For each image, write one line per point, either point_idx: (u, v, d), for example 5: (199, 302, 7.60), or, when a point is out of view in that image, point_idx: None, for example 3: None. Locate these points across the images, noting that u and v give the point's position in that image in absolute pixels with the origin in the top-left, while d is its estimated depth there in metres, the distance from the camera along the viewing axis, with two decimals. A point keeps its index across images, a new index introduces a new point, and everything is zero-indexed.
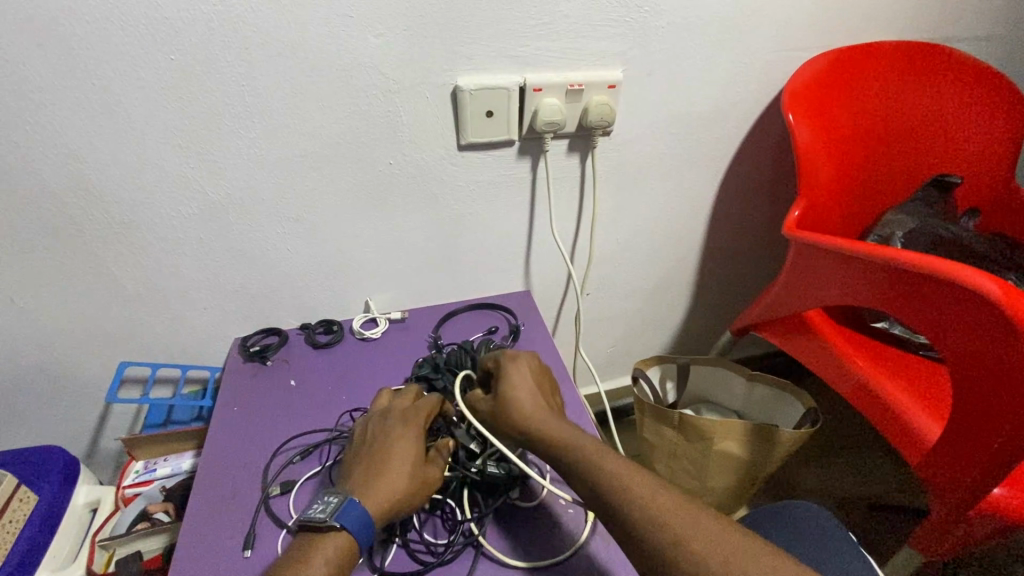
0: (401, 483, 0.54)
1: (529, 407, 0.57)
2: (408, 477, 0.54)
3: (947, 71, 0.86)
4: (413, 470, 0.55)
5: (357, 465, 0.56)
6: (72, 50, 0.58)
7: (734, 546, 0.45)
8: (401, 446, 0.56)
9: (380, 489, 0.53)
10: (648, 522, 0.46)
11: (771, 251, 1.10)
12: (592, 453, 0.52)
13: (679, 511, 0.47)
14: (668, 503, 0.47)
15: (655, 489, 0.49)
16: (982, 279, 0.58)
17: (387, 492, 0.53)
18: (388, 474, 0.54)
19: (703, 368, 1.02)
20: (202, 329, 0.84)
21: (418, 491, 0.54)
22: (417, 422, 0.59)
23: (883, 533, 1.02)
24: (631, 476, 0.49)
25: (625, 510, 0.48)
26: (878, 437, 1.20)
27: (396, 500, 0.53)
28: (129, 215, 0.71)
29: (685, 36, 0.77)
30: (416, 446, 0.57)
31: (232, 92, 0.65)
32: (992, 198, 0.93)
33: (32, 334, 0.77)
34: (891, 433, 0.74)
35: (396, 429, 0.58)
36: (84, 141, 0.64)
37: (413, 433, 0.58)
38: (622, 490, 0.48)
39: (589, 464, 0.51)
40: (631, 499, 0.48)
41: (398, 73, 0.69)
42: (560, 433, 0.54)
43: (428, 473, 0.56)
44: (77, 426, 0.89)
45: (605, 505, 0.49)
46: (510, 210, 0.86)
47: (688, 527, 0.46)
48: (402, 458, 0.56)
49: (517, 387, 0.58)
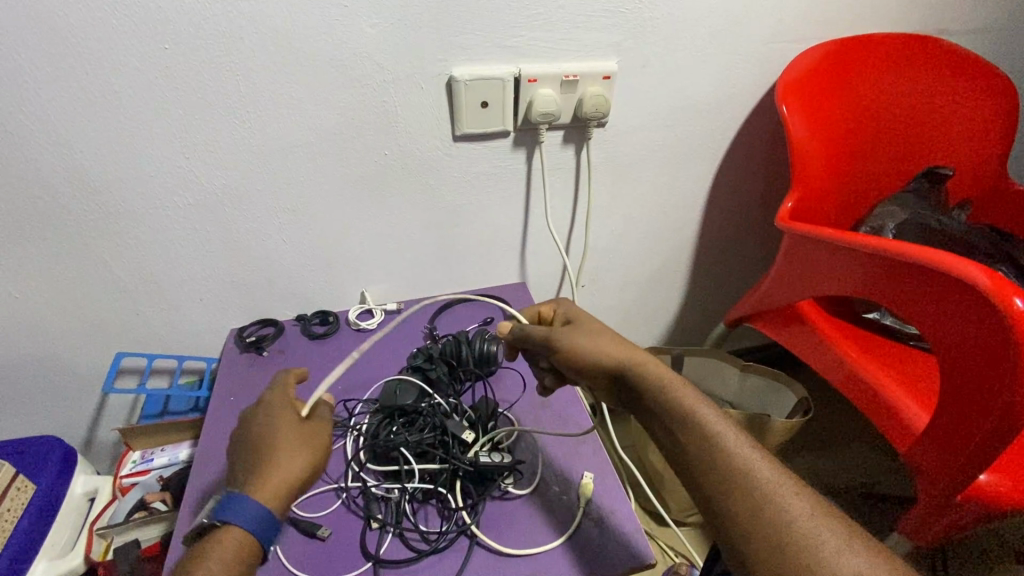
0: (287, 450, 0.52)
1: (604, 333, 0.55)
2: (291, 451, 0.52)
3: (940, 64, 0.87)
4: (293, 440, 0.53)
5: (235, 463, 0.52)
6: (64, 38, 0.58)
7: (850, 535, 0.41)
8: (273, 426, 0.54)
9: (270, 465, 0.50)
10: (748, 492, 0.43)
11: (765, 242, 1.10)
12: (696, 404, 0.48)
13: (787, 486, 0.43)
14: (776, 476, 0.44)
15: (763, 460, 0.45)
16: (972, 268, 0.59)
17: (280, 465, 0.50)
18: (270, 460, 0.51)
19: (697, 360, 1.02)
20: (198, 320, 0.85)
21: (300, 468, 0.51)
22: (282, 407, 0.56)
23: (874, 522, 1.03)
24: (736, 441, 0.46)
25: (721, 474, 0.44)
26: (869, 428, 1.21)
27: (289, 477, 0.50)
28: (124, 206, 0.71)
29: (680, 27, 0.77)
30: (291, 431, 0.53)
31: (225, 80, 0.65)
32: (983, 190, 0.94)
33: (26, 324, 0.77)
34: (880, 420, 0.75)
35: (261, 417, 0.55)
36: (77, 130, 0.64)
37: (280, 410, 0.56)
38: (725, 452, 0.45)
39: (692, 416, 0.48)
40: (734, 466, 0.44)
41: (393, 63, 0.69)
42: (664, 372, 0.51)
43: (311, 443, 0.53)
44: (74, 417, 0.89)
45: (699, 468, 0.46)
46: (506, 201, 0.86)
47: (796, 506, 0.42)
48: (277, 442, 0.52)
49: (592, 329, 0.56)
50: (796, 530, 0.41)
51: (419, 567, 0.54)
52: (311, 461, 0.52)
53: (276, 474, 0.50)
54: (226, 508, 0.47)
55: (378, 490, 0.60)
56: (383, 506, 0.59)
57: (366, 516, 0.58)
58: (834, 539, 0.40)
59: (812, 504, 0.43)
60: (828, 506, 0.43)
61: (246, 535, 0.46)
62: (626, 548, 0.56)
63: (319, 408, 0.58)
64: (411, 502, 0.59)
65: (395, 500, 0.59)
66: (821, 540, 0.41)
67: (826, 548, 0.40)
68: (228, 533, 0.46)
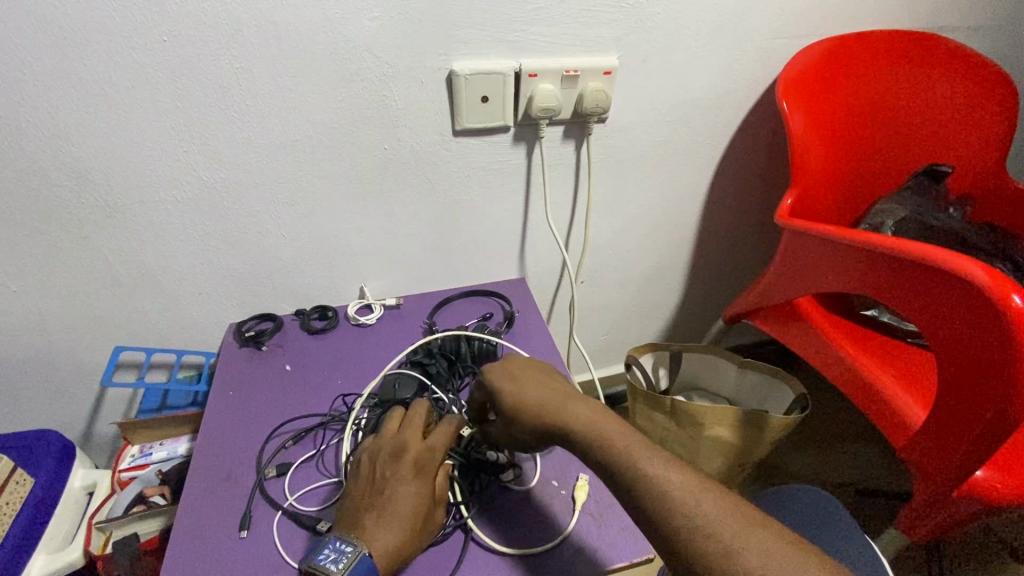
0: (417, 530, 0.52)
1: (525, 399, 0.55)
2: (413, 530, 0.52)
3: (941, 61, 0.87)
4: (422, 519, 0.53)
5: (365, 513, 0.52)
6: (61, 29, 0.57)
7: (774, 551, 0.41)
8: (411, 492, 0.54)
9: (402, 542, 0.51)
10: (675, 534, 0.43)
11: (763, 239, 1.11)
12: (618, 446, 0.49)
13: (711, 511, 0.43)
14: (699, 505, 0.44)
15: (688, 490, 0.45)
16: (968, 263, 0.60)
17: (413, 546, 0.52)
18: (397, 531, 0.51)
19: (695, 356, 1.03)
20: (197, 313, 0.84)
21: (411, 551, 0.51)
22: (424, 474, 0.55)
23: (869, 518, 1.04)
24: (661, 476, 0.46)
25: (651, 511, 0.45)
26: (865, 424, 1.21)
27: (401, 558, 0.50)
28: (123, 199, 0.70)
29: (681, 23, 0.77)
30: (421, 507, 0.53)
31: (224, 73, 0.64)
32: (982, 187, 0.94)
33: (23, 317, 0.77)
34: (876, 415, 0.76)
35: (409, 477, 0.54)
36: (76, 123, 0.63)
37: (423, 480, 0.55)
38: (651, 490, 0.46)
39: (612, 458, 0.48)
40: (661, 503, 0.45)
41: (394, 56, 0.68)
42: (589, 416, 0.52)
43: (428, 526, 0.53)
44: (73, 410, 0.89)
45: (633, 508, 0.46)
46: (506, 195, 0.86)
47: (720, 535, 0.42)
48: (406, 514, 0.52)
49: (517, 399, 0.55)
50: (719, 560, 0.41)
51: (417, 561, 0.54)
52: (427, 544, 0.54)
53: (404, 556, 0.51)
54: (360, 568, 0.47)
55: None
56: None
57: None
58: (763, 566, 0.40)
59: (738, 525, 0.43)
60: (756, 518, 0.43)
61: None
62: (623, 541, 0.56)
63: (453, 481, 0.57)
64: None
65: None
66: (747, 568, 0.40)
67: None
68: None
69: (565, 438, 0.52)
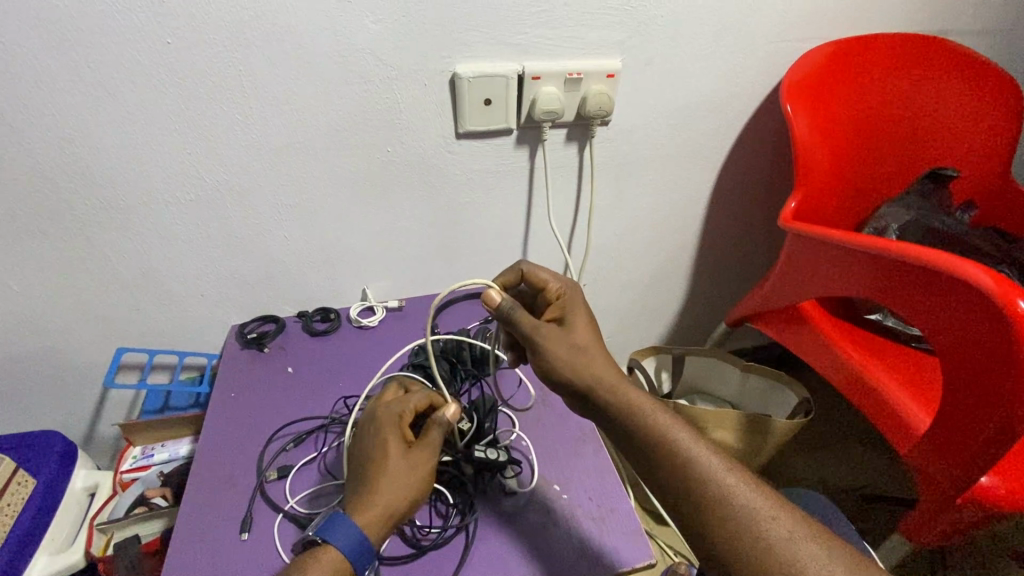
0: (392, 475, 0.51)
1: (592, 340, 0.54)
2: (388, 476, 0.51)
3: (946, 64, 0.86)
4: (398, 465, 0.52)
5: (348, 481, 0.54)
6: (66, 31, 0.58)
7: (823, 540, 0.44)
8: (380, 444, 0.54)
9: (376, 488, 0.51)
10: (735, 520, 0.44)
11: (767, 242, 1.10)
12: (679, 433, 0.48)
13: (764, 499, 0.45)
14: (754, 493, 0.46)
15: (747, 486, 0.46)
16: (972, 267, 0.59)
17: (390, 493, 0.50)
18: (369, 482, 0.51)
19: (698, 359, 1.03)
20: (200, 315, 0.85)
21: (392, 495, 0.50)
22: (389, 426, 0.56)
23: (873, 523, 1.03)
24: (721, 471, 0.46)
25: (711, 506, 0.45)
26: (869, 429, 1.21)
27: (379, 504, 0.50)
28: (127, 201, 0.70)
29: (685, 26, 0.76)
30: (393, 454, 0.53)
31: (229, 76, 0.65)
32: (987, 191, 0.93)
33: (27, 318, 0.77)
34: (881, 421, 0.76)
35: (373, 434, 0.56)
36: (80, 125, 0.64)
37: (391, 432, 0.55)
38: (710, 479, 0.46)
39: (666, 437, 0.48)
40: (723, 498, 0.45)
41: (397, 59, 0.68)
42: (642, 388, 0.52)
43: (409, 468, 0.52)
44: (75, 411, 0.89)
45: (690, 502, 0.46)
46: (509, 198, 0.86)
47: (782, 529, 0.43)
48: (376, 464, 0.52)
49: (586, 338, 0.54)
50: (784, 550, 0.43)
51: (418, 564, 0.54)
52: (418, 489, 0.52)
53: (382, 505, 0.50)
54: (335, 530, 0.47)
55: None
56: None
57: None
58: (815, 551, 0.43)
59: (793, 517, 0.45)
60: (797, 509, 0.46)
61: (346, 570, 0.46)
62: (624, 547, 0.56)
63: (433, 428, 0.56)
64: None
65: None
66: (805, 555, 0.43)
67: (813, 562, 0.42)
68: (325, 551, 0.47)
69: (624, 403, 0.51)
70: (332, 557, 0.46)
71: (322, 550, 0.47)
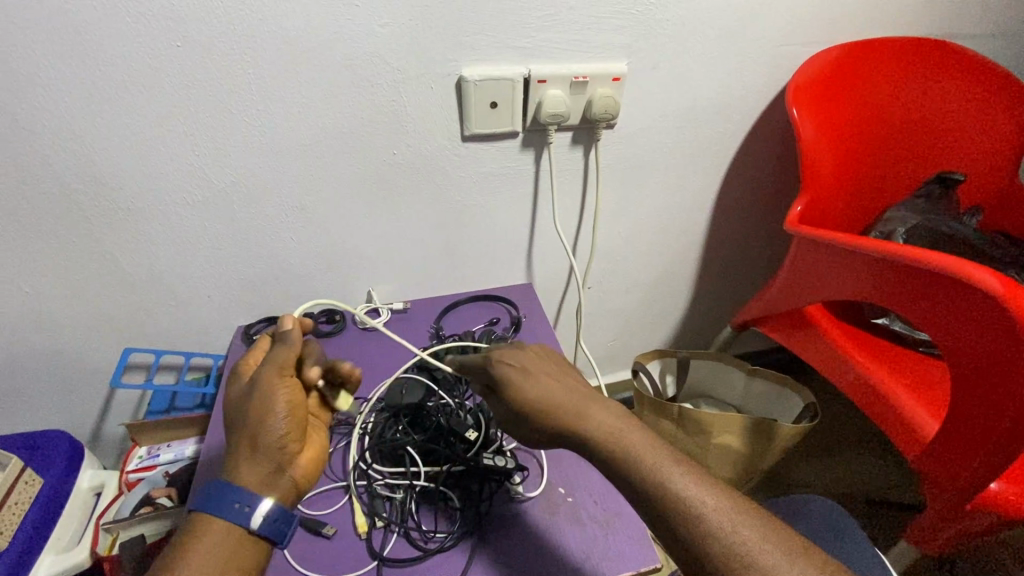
0: (240, 419, 0.50)
1: (550, 397, 0.52)
2: (238, 421, 0.50)
3: (954, 68, 0.86)
4: (244, 408, 0.50)
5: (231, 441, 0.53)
6: (79, 34, 0.58)
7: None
8: (228, 396, 0.53)
9: (234, 439, 0.50)
10: (716, 556, 0.42)
11: (772, 246, 1.10)
12: (657, 468, 0.46)
13: (750, 535, 0.43)
14: (739, 529, 0.43)
15: (731, 520, 0.43)
16: (981, 272, 0.59)
17: (239, 441, 0.49)
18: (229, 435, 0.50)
19: (703, 363, 1.02)
20: (206, 316, 0.85)
21: (247, 437, 0.49)
22: (234, 376, 0.54)
23: (880, 530, 1.02)
24: (702, 505, 0.44)
25: (701, 539, 0.43)
26: (875, 434, 1.20)
27: (241, 451, 0.49)
28: (136, 202, 0.71)
29: (690, 30, 0.77)
30: (239, 399, 0.51)
31: (236, 79, 0.65)
32: (995, 195, 0.93)
33: (36, 319, 0.78)
34: (888, 426, 0.75)
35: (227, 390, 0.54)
36: (91, 126, 0.64)
37: (236, 381, 0.53)
38: (690, 514, 0.44)
39: (642, 469, 0.46)
40: (712, 533, 0.43)
41: (404, 63, 0.69)
42: (611, 425, 0.50)
43: (253, 404, 0.50)
44: (82, 411, 0.90)
45: (670, 534, 0.45)
46: (514, 201, 0.86)
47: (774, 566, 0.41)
48: (228, 415, 0.51)
49: (552, 390, 0.52)
50: None
51: (424, 566, 0.55)
52: (260, 422, 0.49)
53: (239, 457, 0.49)
54: (208, 502, 0.47)
55: (383, 489, 0.60)
56: (389, 506, 0.59)
57: (371, 514, 0.58)
58: None
59: (783, 552, 0.42)
60: (792, 541, 0.43)
61: (236, 527, 0.46)
62: (629, 551, 0.56)
63: (272, 355, 0.53)
64: (414, 503, 0.59)
65: (400, 503, 0.59)
66: None
67: None
68: (205, 520, 0.46)
69: (588, 446, 0.49)
70: (212, 525, 0.46)
71: (200, 523, 0.47)
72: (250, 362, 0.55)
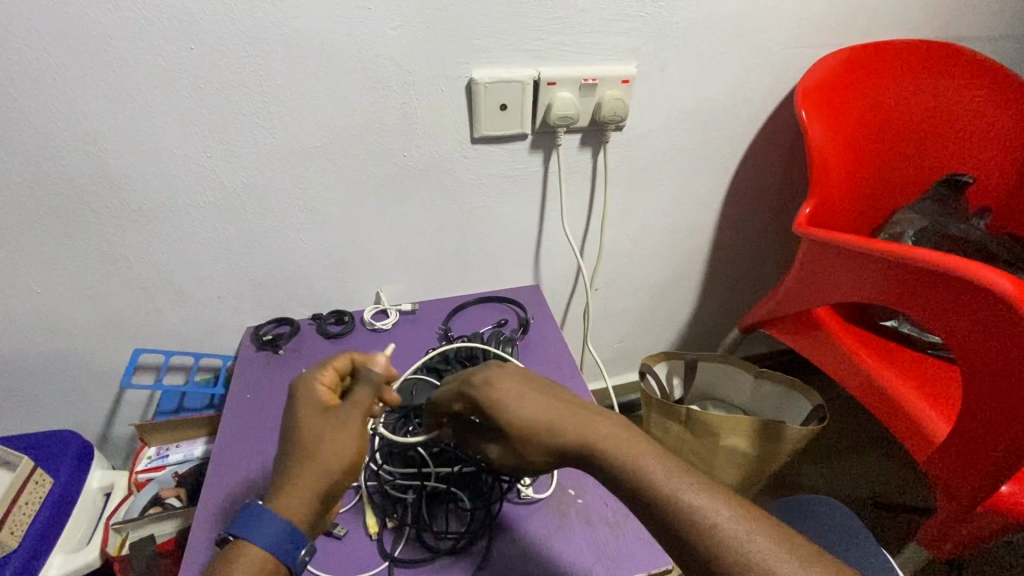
0: (310, 455, 0.48)
1: (542, 419, 0.51)
2: (311, 456, 0.48)
3: (963, 71, 0.86)
4: (319, 442, 0.49)
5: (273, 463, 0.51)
6: (94, 37, 0.59)
7: None
8: (298, 421, 0.51)
9: (295, 473, 0.48)
10: (731, 568, 0.41)
11: (779, 248, 1.10)
12: (663, 479, 0.46)
13: (763, 543, 0.42)
14: (752, 537, 0.42)
15: (743, 528, 0.43)
16: (996, 276, 0.58)
17: (300, 479, 0.48)
18: (290, 465, 0.48)
19: (710, 365, 1.02)
20: (215, 317, 0.85)
21: (317, 478, 0.48)
22: (308, 399, 0.52)
23: (888, 532, 1.02)
24: (712, 514, 0.43)
25: (711, 551, 0.42)
26: (882, 437, 1.19)
27: (303, 489, 0.47)
28: (147, 203, 0.72)
29: (699, 32, 0.77)
30: (314, 429, 0.50)
31: (249, 82, 0.66)
32: (1005, 197, 0.92)
33: (47, 319, 0.78)
34: (898, 429, 0.75)
35: (291, 409, 0.52)
36: (105, 128, 0.65)
37: (309, 406, 0.51)
38: (700, 525, 0.43)
39: (648, 481, 0.46)
40: (721, 544, 0.42)
41: (415, 65, 0.69)
42: (611, 437, 0.49)
43: (336, 444, 0.49)
44: (92, 412, 0.90)
45: (681, 546, 0.44)
46: (522, 203, 0.87)
47: (789, 573, 0.40)
48: (296, 443, 0.49)
49: (530, 410, 0.51)
50: None
51: (436, 566, 0.55)
52: (335, 466, 0.48)
53: (295, 492, 0.47)
54: (253, 530, 0.45)
55: (393, 490, 0.60)
56: (399, 507, 0.59)
57: (382, 515, 0.59)
58: None
59: (798, 559, 0.41)
60: (806, 546, 0.42)
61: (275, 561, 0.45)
62: (640, 553, 0.56)
63: (361, 391, 0.52)
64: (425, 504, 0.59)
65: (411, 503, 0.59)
66: None
67: None
68: (246, 549, 0.45)
69: (593, 462, 0.49)
70: (251, 555, 0.45)
71: (238, 550, 0.45)
72: (324, 384, 0.54)
